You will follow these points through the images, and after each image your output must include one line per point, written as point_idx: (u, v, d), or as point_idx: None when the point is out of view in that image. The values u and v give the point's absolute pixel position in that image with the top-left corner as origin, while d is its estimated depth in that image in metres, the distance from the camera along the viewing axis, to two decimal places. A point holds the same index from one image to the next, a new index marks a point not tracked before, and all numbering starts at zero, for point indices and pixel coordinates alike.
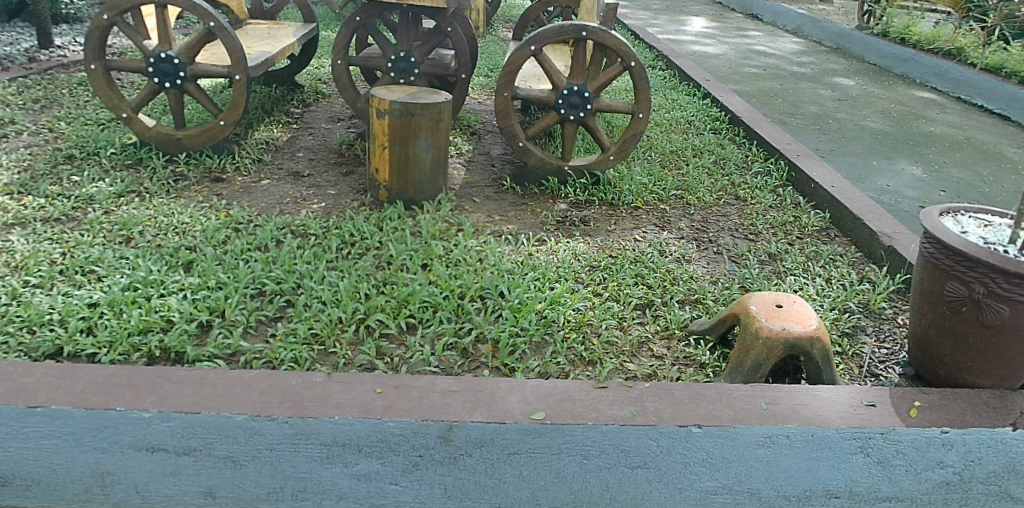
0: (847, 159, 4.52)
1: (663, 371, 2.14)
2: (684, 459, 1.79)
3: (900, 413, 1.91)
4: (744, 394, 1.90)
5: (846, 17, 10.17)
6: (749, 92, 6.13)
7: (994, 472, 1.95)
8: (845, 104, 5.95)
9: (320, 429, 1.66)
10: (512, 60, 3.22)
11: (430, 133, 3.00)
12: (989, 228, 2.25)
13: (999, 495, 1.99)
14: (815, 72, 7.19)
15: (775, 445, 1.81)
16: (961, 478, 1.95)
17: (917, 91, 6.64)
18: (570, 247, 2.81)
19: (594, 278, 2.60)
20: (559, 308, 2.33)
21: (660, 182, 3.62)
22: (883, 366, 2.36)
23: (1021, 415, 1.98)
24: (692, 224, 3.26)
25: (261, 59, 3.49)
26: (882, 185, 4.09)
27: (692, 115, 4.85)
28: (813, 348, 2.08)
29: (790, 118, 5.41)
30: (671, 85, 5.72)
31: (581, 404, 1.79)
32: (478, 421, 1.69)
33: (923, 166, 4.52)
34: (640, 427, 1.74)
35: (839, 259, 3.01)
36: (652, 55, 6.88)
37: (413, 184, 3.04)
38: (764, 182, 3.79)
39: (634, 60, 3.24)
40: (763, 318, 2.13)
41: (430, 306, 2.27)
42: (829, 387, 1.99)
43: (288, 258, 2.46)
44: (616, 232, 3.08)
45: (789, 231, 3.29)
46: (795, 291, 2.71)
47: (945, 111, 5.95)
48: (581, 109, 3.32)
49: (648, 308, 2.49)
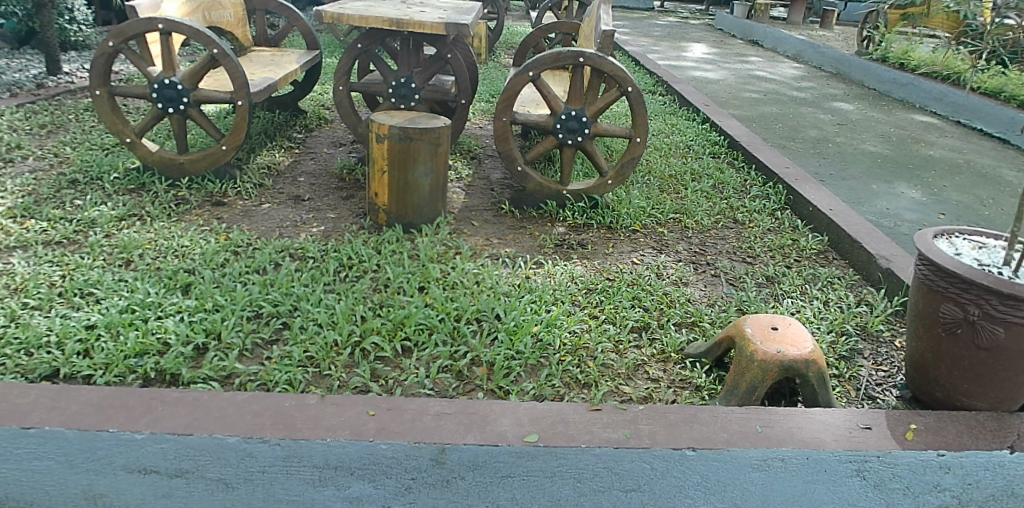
0: (847, 183, 4.54)
1: (658, 394, 2.14)
2: (679, 483, 1.81)
3: (897, 436, 1.93)
4: (739, 417, 1.93)
5: (846, 43, 10.28)
6: (748, 117, 6.19)
7: (992, 495, 1.96)
8: (844, 128, 6.00)
9: (312, 452, 1.66)
10: (510, 86, 3.26)
11: (429, 158, 3.03)
12: (983, 250, 2.28)
13: None
14: (815, 97, 7.24)
15: (770, 468, 1.82)
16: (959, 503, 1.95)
17: (917, 115, 6.70)
18: (567, 270, 2.82)
19: (591, 301, 2.60)
20: (555, 330, 2.34)
21: (658, 205, 3.63)
22: (880, 388, 2.37)
23: (1018, 436, 1.99)
24: (690, 247, 3.27)
25: (263, 85, 3.54)
26: (881, 208, 4.10)
27: (691, 140, 4.89)
28: (809, 371, 2.08)
29: (790, 142, 5.45)
30: (670, 110, 5.77)
31: (575, 427, 1.81)
32: (470, 443, 1.70)
33: (923, 189, 4.54)
34: (634, 450, 1.76)
35: (837, 282, 3.01)
36: (652, 81, 6.94)
37: (412, 207, 3.05)
38: (763, 205, 3.80)
39: (631, 85, 3.26)
40: (758, 341, 2.13)
41: (426, 329, 2.28)
42: (825, 410, 2.01)
43: (285, 280, 2.47)
44: (614, 254, 3.09)
45: (787, 253, 3.29)
46: (792, 314, 2.71)
47: (945, 135, 6.00)
48: (579, 133, 3.34)
49: (645, 330, 2.48)
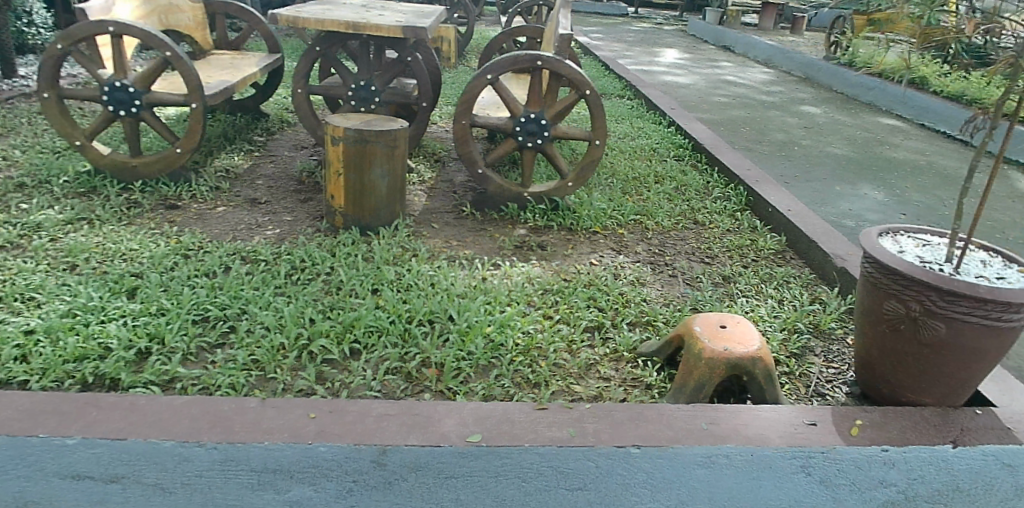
0: (811, 185, 4.60)
1: (609, 393, 2.14)
2: (633, 481, 1.75)
3: (841, 432, 1.98)
4: (686, 414, 1.96)
5: (815, 48, 10.44)
6: (715, 121, 6.25)
7: None
8: (810, 131, 6.08)
9: (250, 455, 1.65)
10: (469, 89, 3.26)
11: (385, 160, 3.01)
12: (927, 247, 2.33)
13: None
14: (783, 101, 7.34)
15: (717, 465, 1.82)
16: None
17: (884, 118, 6.82)
18: (524, 271, 2.82)
19: (546, 301, 2.60)
20: (507, 331, 2.33)
21: (619, 207, 3.64)
22: (830, 385, 2.40)
23: (962, 431, 2.04)
24: (650, 248, 3.29)
25: (219, 87, 3.50)
26: (843, 209, 4.16)
27: (656, 143, 4.93)
28: (756, 369, 2.11)
29: (756, 145, 5.52)
30: (637, 114, 5.82)
31: (518, 426, 1.84)
32: (412, 445, 1.73)
33: (886, 191, 4.61)
34: (576, 449, 1.79)
35: (792, 281, 3.05)
36: (620, 85, 7.00)
37: (368, 209, 3.04)
38: (723, 207, 3.84)
39: (588, 88, 3.27)
40: (706, 339, 2.15)
41: (376, 331, 2.26)
42: (771, 407, 2.05)
43: (234, 284, 2.44)
44: (573, 256, 3.10)
45: (745, 254, 3.32)
46: (746, 312, 2.73)
47: (909, 137, 6.11)
48: (538, 135, 3.34)
49: (598, 330, 2.49)
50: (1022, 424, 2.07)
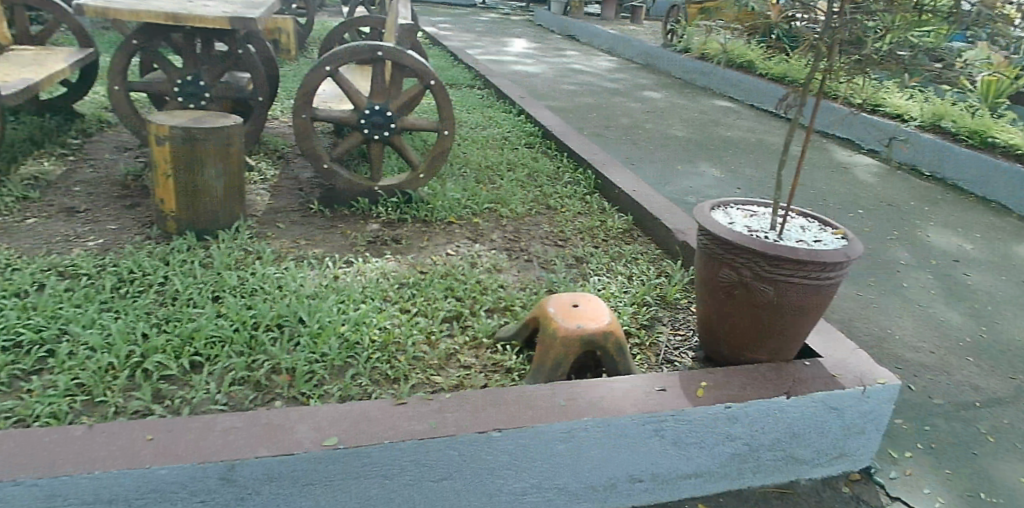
0: (654, 165, 4.89)
1: (469, 381, 2.16)
2: (490, 465, 1.84)
3: (688, 394, 2.06)
4: (543, 394, 1.97)
5: (653, 37, 11.11)
6: (565, 108, 6.48)
7: (778, 439, 2.15)
8: (652, 115, 6.47)
9: (76, 489, 1.49)
10: (306, 82, 3.15)
11: (220, 159, 2.83)
12: (753, 217, 2.56)
13: (787, 458, 2.20)
14: (626, 88, 7.75)
15: (574, 439, 1.90)
16: (751, 449, 2.13)
17: (717, 101, 7.40)
18: (378, 266, 2.77)
19: (402, 295, 2.57)
20: (363, 328, 2.28)
21: (473, 196, 3.68)
22: (676, 352, 2.58)
23: (794, 382, 2.17)
24: (505, 235, 3.35)
25: (19, 86, 3.11)
26: (683, 187, 4.47)
27: (508, 131, 5.03)
28: (606, 343, 2.21)
29: (603, 130, 5.78)
30: (488, 103, 5.89)
31: (378, 423, 1.77)
32: (263, 456, 1.61)
33: (720, 168, 5.01)
34: (438, 439, 1.76)
35: (639, 257, 3.23)
36: (470, 75, 7.05)
37: (205, 212, 2.84)
38: (574, 191, 3.99)
39: (432, 79, 3.25)
40: (559, 319, 2.22)
41: (219, 341, 2.13)
42: (624, 378, 2.12)
43: (50, 303, 2.20)
44: (428, 248, 3.09)
45: (596, 234, 3.47)
46: (597, 291, 2.86)
47: (739, 118, 6.67)
48: (384, 128, 3.29)
49: (457, 320, 2.50)
50: (843, 369, 2.26)
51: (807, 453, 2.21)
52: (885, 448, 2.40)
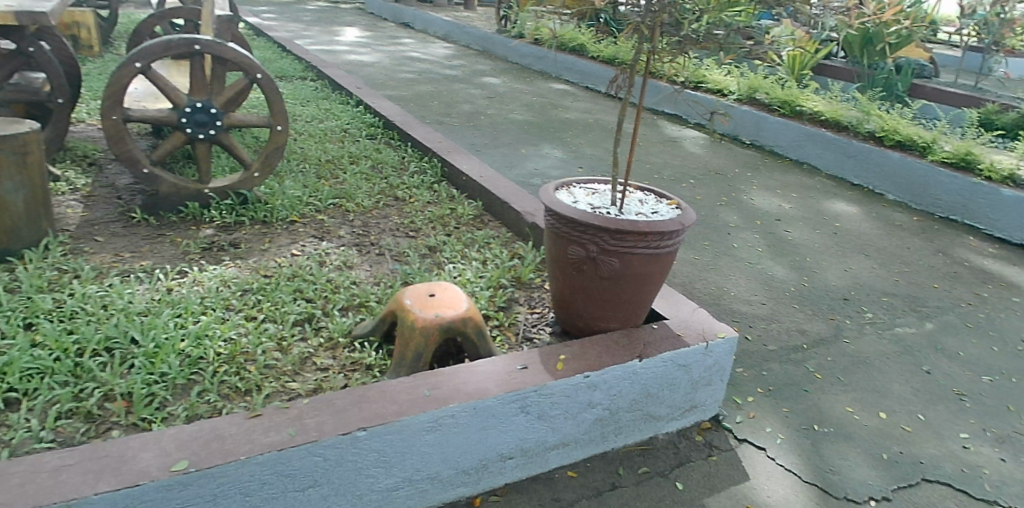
0: (499, 150, 4.99)
1: (328, 383, 2.09)
2: (358, 465, 1.81)
3: (549, 369, 2.14)
4: (407, 387, 1.96)
5: (487, 23, 11.27)
6: (404, 97, 6.40)
7: (634, 400, 2.30)
8: (493, 101, 6.58)
9: None
10: (113, 80, 2.87)
11: (16, 171, 2.50)
12: (595, 195, 2.70)
13: (644, 416, 2.36)
14: (465, 75, 7.81)
15: (442, 428, 1.91)
16: (611, 412, 2.27)
17: (554, 84, 7.68)
18: (217, 274, 2.60)
19: (247, 302, 2.44)
20: (206, 341, 2.13)
21: (316, 193, 3.55)
22: (535, 329, 2.67)
23: (645, 345, 2.32)
24: (353, 230, 3.27)
25: None
26: (529, 170, 4.61)
27: (347, 123, 4.89)
28: (466, 329, 2.23)
29: (446, 118, 5.80)
30: (323, 95, 5.68)
31: (233, 439, 1.67)
32: (102, 493, 1.47)
33: (562, 149, 5.22)
34: (301, 447, 1.69)
35: (492, 241, 3.29)
36: (301, 66, 6.76)
37: (3, 231, 2.50)
38: (421, 180, 3.97)
39: (259, 72, 3.07)
40: (417, 310, 2.21)
41: (36, 373, 1.90)
42: (487, 361, 2.16)
43: None
44: (272, 250, 2.94)
45: (447, 222, 3.49)
46: (453, 278, 2.89)
47: (576, 100, 6.97)
48: (210, 126, 3.07)
49: (310, 322, 2.41)
50: (688, 328, 2.46)
51: (660, 409, 2.38)
52: (731, 396, 2.65)
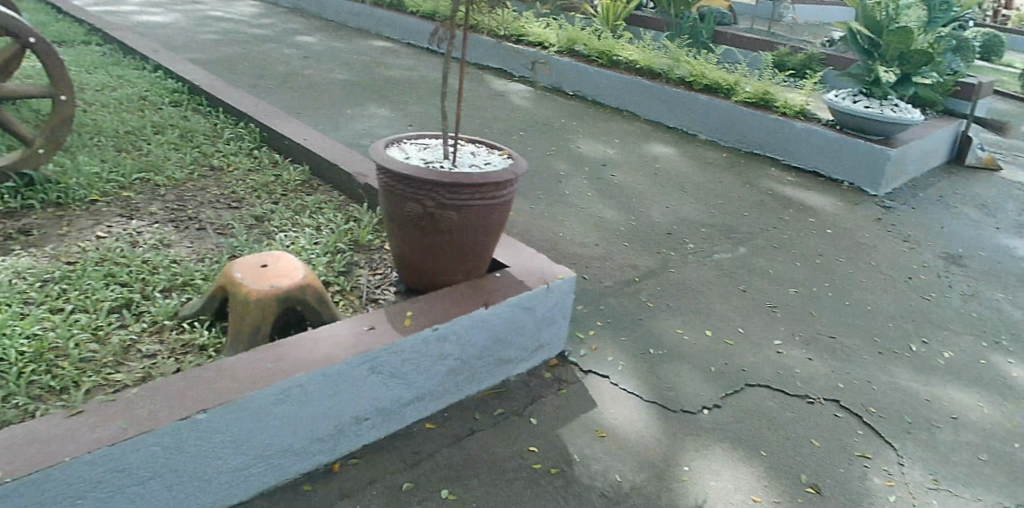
0: (322, 112, 4.81)
1: (158, 369, 1.98)
2: (203, 448, 1.75)
3: (398, 327, 2.17)
4: (249, 363, 1.91)
5: None
6: (210, 61, 5.92)
7: (483, 346, 2.41)
8: (310, 60, 6.29)
9: None
10: None
11: None
12: (426, 149, 2.72)
13: (494, 361, 2.48)
14: (277, 34, 7.35)
15: (291, 398, 1.89)
16: (462, 361, 2.36)
17: (374, 41, 7.47)
18: (6, 267, 2.32)
19: (49, 293, 2.21)
20: (4, 342, 1.92)
21: (117, 168, 3.23)
22: (378, 289, 2.68)
23: (489, 294, 2.43)
24: (167, 206, 3.04)
25: None
26: (356, 130, 4.51)
27: (145, 90, 4.45)
28: (306, 296, 2.19)
29: (260, 81, 5.46)
30: (112, 61, 5.10)
31: (53, 442, 1.55)
32: None
33: (389, 107, 5.14)
34: (135, 439, 1.61)
35: (325, 206, 3.22)
36: (82, 30, 5.99)
37: None
38: (238, 147, 3.75)
39: (31, 35, 2.71)
40: (249, 282, 2.14)
41: None
42: (333, 325, 2.14)
43: None
44: (72, 234, 2.66)
45: (272, 190, 3.35)
46: (286, 247, 2.80)
47: (399, 56, 6.85)
48: None
49: (128, 308, 2.24)
50: (529, 274, 2.60)
51: (508, 352, 2.52)
52: (574, 332, 2.87)
